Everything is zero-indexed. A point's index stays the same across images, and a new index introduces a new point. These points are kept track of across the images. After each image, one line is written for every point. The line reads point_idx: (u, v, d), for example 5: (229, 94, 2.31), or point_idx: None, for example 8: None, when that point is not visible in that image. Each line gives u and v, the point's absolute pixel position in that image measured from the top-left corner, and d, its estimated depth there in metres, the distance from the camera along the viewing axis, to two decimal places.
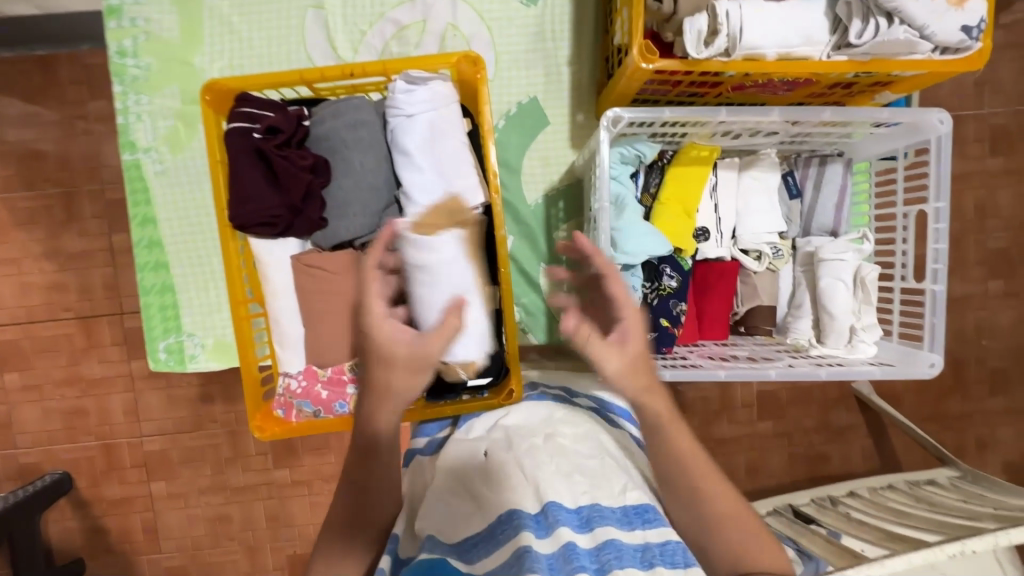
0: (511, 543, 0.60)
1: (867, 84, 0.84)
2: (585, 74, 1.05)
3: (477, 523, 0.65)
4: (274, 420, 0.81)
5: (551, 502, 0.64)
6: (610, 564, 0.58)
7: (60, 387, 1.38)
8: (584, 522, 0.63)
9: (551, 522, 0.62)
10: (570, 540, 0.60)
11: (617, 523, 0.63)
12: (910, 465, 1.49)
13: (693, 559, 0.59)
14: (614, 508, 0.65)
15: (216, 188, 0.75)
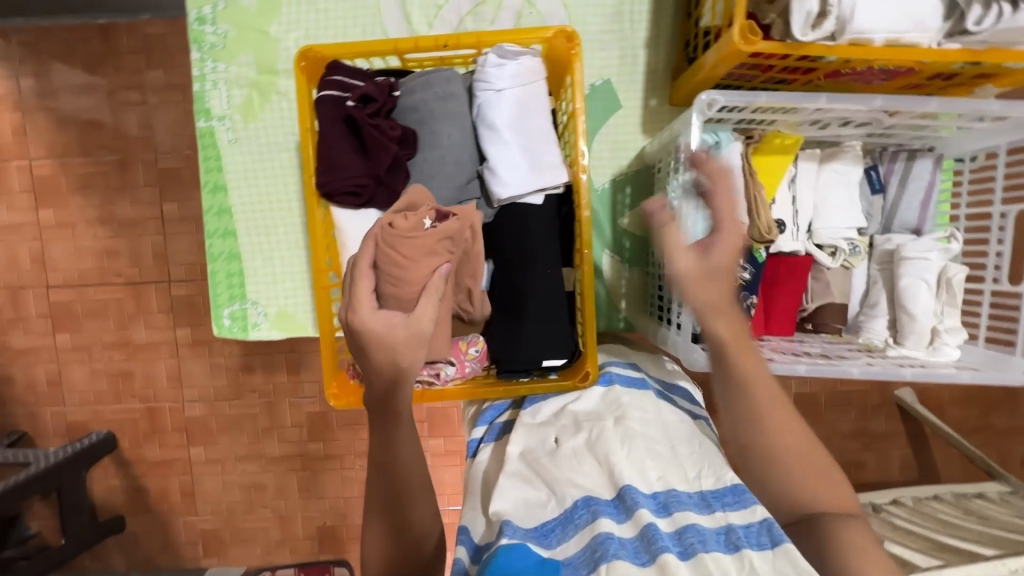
0: (589, 528, 0.57)
1: (969, 77, 0.81)
2: (661, 59, 1.03)
3: (553, 509, 0.63)
4: (349, 388, 0.82)
5: (626, 484, 0.62)
6: (695, 548, 0.55)
7: (109, 350, 1.42)
8: (661, 507, 0.61)
9: (630, 504, 0.60)
10: (651, 520, 0.57)
11: (693, 507, 0.61)
12: (949, 477, 1.46)
13: (781, 536, 0.55)
14: (691, 493, 0.63)
15: (305, 156, 0.75)
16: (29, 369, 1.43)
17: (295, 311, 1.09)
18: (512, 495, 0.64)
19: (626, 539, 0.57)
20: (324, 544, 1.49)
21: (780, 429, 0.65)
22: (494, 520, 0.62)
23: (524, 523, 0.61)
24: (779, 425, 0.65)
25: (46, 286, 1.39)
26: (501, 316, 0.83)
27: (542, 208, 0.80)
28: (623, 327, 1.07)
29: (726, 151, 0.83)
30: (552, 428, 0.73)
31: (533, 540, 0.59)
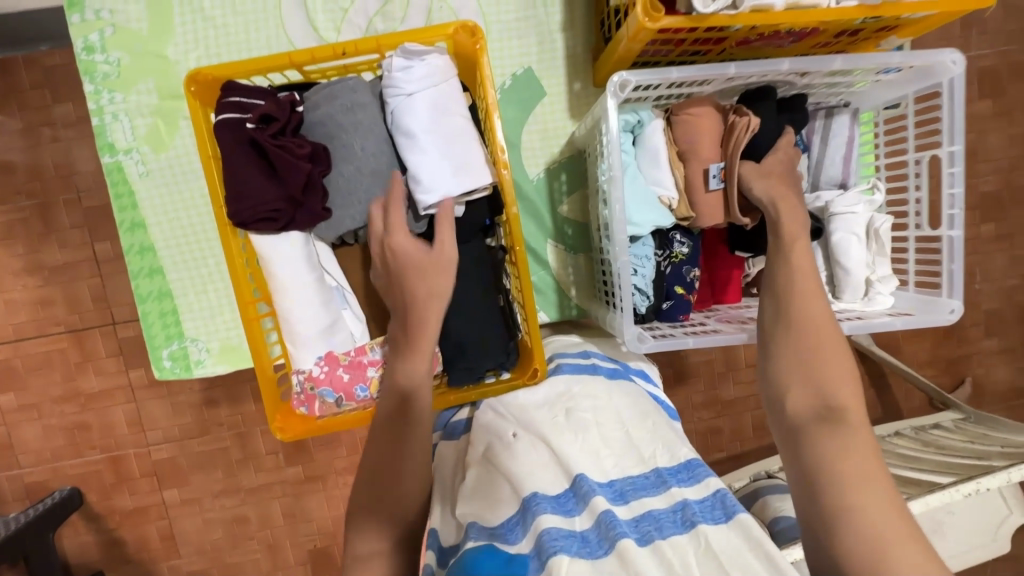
0: (535, 526, 0.58)
1: (873, 30, 0.82)
2: (579, 42, 1.02)
3: (513, 504, 0.63)
4: (297, 419, 0.80)
5: (578, 476, 0.63)
6: (652, 535, 0.57)
7: (61, 402, 1.34)
8: (618, 495, 0.63)
9: (585, 494, 0.61)
10: (607, 510, 0.59)
11: (648, 491, 0.63)
12: (912, 410, 1.51)
13: (734, 507, 0.59)
14: (647, 474, 0.65)
15: (212, 185, 0.72)
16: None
17: (240, 341, 1.04)
18: (474, 497, 0.65)
19: (574, 533, 0.58)
20: (318, 567, 1.45)
21: (827, 348, 0.62)
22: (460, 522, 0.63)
23: (485, 524, 0.61)
24: (827, 344, 0.62)
25: None
26: (453, 316, 0.80)
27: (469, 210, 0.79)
28: (575, 315, 1.07)
29: (649, 130, 0.85)
30: (509, 422, 0.72)
31: (499, 539, 0.59)
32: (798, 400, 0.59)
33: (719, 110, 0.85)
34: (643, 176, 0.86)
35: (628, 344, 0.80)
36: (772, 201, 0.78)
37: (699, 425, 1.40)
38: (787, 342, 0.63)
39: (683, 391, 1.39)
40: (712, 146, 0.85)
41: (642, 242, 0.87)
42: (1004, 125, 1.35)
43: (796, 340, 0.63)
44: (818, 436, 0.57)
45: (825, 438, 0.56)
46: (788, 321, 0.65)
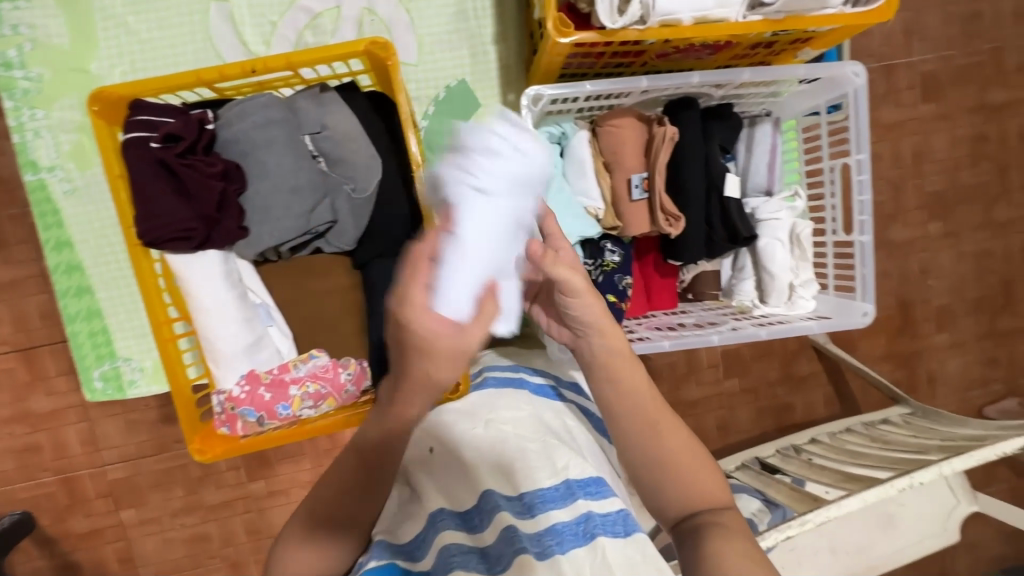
0: (438, 542, 0.63)
1: (787, 42, 0.84)
2: (512, 54, 1.02)
3: (421, 520, 0.66)
4: (218, 439, 0.78)
5: (488, 491, 0.64)
6: (552, 549, 0.57)
7: (9, 424, 1.30)
8: (526, 508, 0.62)
9: (490, 509, 0.63)
10: (508, 526, 0.60)
11: (556, 504, 0.61)
12: (869, 405, 1.55)
13: (634, 525, 0.59)
14: (558, 486, 0.63)
15: (122, 205, 0.71)
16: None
17: None
18: (388, 516, 0.69)
19: (477, 548, 0.62)
20: None
21: (666, 440, 0.65)
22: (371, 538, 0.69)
23: (393, 539, 0.66)
24: (661, 435, 0.65)
25: None
26: (378, 329, 0.80)
27: (395, 224, 0.80)
28: (518, 324, 1.07)
29: (573, 141, 0.87)
30: (428, 434, 0.71)
31: (403, 557, 0.64)
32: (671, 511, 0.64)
33: (642, 120, 0.87)
34: (569, 187, 0.87)
35: (552, 353, 0.81)
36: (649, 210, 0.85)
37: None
38: (636, 451, 0.65)
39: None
40: (635, 160, 0.87)
41: (569, 251, 0.89)
42: (945, 126, 1.40)
43: (643, 445, 0.65)
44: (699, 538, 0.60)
45: (708, 540, 0.59)
46: (623, 425, 0.66)
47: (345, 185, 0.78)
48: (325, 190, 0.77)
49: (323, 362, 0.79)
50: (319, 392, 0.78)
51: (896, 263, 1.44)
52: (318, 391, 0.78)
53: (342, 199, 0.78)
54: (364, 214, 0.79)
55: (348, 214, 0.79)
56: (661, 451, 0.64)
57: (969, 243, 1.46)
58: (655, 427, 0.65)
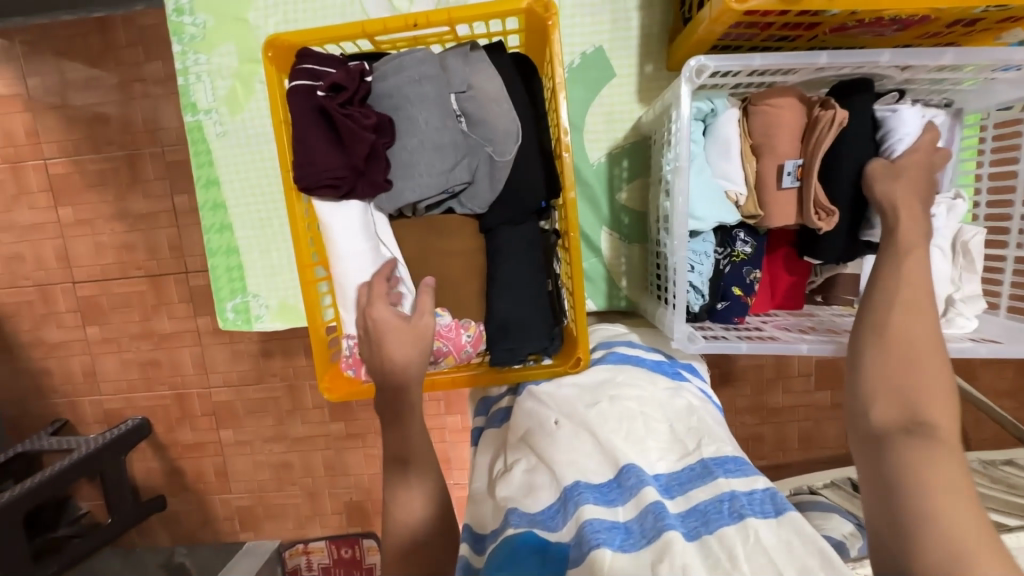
0: (577, 514, 0.58)
1: (995, 20, 0.73)
2: (656, 21, 0.97)
3: (553, 492, 0.63)
4: (344, 381, 0.83)
5: (625, 467, 0.63)
6: (699, 530, 0.55)
7: (137, 340, 1.46)
8: (665, 488, 0.62)
9: (631, 485, 0.61)
10: (655, 501, 0.57)
11: (692, 484, 0.61)
12: (981, 441, 1.40)
13: (785, 504, 0.55)
14: (693, 466, 0.63)
15: (282, 150, 0.75)
16: (63, 360, 1.49)
17: (298, 301, 1.09)
18: (516, 484, 0.66)
19: (618, 523, 0.58)
20: (353, 519, 1.53)
21: (927, 371, 0.56)
22: (502, 504, 0.65)
23: (527, 512, 0.62)
24: (926, 367, 0.56)
25: (73, 282, 1.44)
26: (499, 295, 0.81)
27: (530, 190, 0.79)
28: (624, 307, 1.04)
29: (722, 120, 0.80)
30: (552, 408, 0.72)
31: (539, 525, 0.60)
32: (884, 413, 0.55)
33: (803, 102, 0.79)
34: (711, 168, 0.81)
35: (677, 341, 0.78)
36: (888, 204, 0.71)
37: (741, 430, 1.36)
38: (881, 369, 0.58)
39: (727, 393, 1.35)
40: (790, 145, 0.79)
41: (703, 237, 0.83)
42: None
43: (906, 365, 0.57)
44: (898, 443, 0.53)
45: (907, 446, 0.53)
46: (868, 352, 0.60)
47: (485, 147, 0.77)
48: (466, 150, 0.77)
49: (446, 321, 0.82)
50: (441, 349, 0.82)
51: None
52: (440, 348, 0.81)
53: (480, 162, 0.78)
54: (500, 178, 0.78)
55: (484, 177, 0.79)
56: (921, 380, 0.56)
57: None
58: (920, 360, 0.57)
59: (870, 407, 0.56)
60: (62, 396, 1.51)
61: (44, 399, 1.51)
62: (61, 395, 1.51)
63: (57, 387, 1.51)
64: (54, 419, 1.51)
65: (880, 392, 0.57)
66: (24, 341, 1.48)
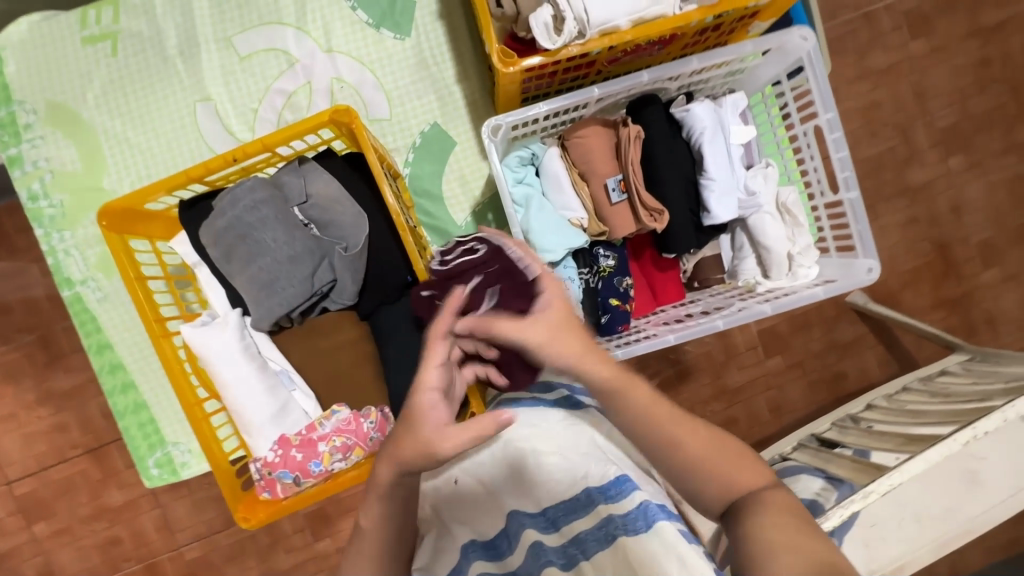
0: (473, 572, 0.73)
1: (733, 20, 0.86)
2: (476, 88, 1.07)
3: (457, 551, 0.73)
4: (261, 504, 0.81)
5: (511, 514, 0.73)
6: (576, 557, 0.68)
7: (91, 522, 1.39)
8: (551, 522, 0.72)
9: (517, 532, 0.72)
10: (534, 544, 0.70)
11: (576, 513, 0.70)
12: (929, 358, 1.46)
13: (655, 517, 0.62)
14: (578, 494, 0.71)
15: (139, 298, 0.77)
16: (16, 570, 1.39)
17: None
18: (432, 550, 0.73)
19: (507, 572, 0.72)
20: None
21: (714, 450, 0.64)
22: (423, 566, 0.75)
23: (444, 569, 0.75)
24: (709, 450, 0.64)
25: (8, 483, 1.37)
26: (395, 375, 0.84)
27: (394, 271, 0.85)
28: None
29: (546, 160, 0.89)
30: (451, 465, 0.74)
31: None
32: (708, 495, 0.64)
33: (608, 127, 0.89)
34: (550, 203, 0.89)
35: (560, 369, 0.83)
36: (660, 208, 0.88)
37: (713, 419, 1.40)
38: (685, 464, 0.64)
39: (689, 388, 1.40)
40: (609, 166, 0.88)
41: (563, 265, 0.91)
42: (944, 59, 1.37)
43: (664, 438, 0.65)
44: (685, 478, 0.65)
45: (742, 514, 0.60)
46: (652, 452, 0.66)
47: (338, 244, 0.83)
48: (321, 252, 0.81)
49: (344, 415, 0.82)
50: (346, 444, 0.81)
51: (923, 207, 1.39)
52: (344, 443, 0.81)
53: (337, 259, 0.82)
54: (360, 268, 0.84)
55: (346, 271, 0.83)
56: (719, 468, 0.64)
57: (997, 171, 1.40)
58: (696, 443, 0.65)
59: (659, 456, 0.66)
60: None
61: None
62: None
63: None
64: None
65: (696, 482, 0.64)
66: None
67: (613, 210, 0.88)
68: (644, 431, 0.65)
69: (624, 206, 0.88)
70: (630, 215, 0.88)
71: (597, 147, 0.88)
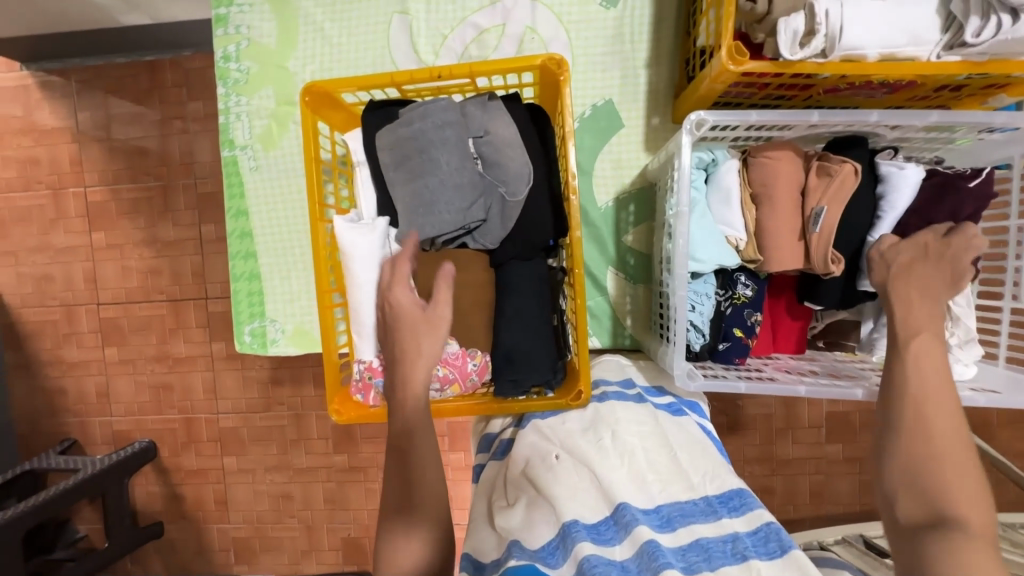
0: (576, 550, 0.61)
1: (979, 86, 0.78)
2: (662, 78, 1.04)
3: (553, 527, 0.66)
4: (353, 404, 0.86)
5: (620, 504, 0.66)
6: (699, 566, 0.59)
7: (153, 362, 1.51)
8: (664, 522, 0.65)
9: (626, 522, 0.63)
10: (650, 540, 0.60)
11: (696, 518, 0.65)
12: (1004, 506, 1.32)
13: (790, 543, 0.59)
14: (695, 501, 0.68)
15: (312, 181, 0.81)
16: (79, 380, 1.54)
17: (313, 327, 1.14)
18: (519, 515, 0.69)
19: (614, 560, 0.61)
20: (349, 556, 1.51)
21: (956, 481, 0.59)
22: (502, 535, 0.68)
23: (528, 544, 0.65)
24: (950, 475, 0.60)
25: (97, 304, 1.51)
26: (506, 326, 0.84)
27: (539, 228, 0.84)
28: (628, 345, 1.07)
29: (722, 170, 0.84)
30: (554, 442, 0.75)
31: (540, 561, 0.62)
32: (907, 508, 0.61)
33: (801, 155, 0.84)
34: (711, 215, 0.85)
35: (678, 378, 0.81)
36: (835, 256, 0.82)
37: (750, 480, 1.32)
38: (905, 460, 0.62)
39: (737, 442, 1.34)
40: (790, 197, 0.83)
41: (703, 279, 0.87)
42: None
43: (930, 484, 0.60)
44: (925, 539, 0.58)
45: (931, 542, 0.58)
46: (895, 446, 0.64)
47: (498, 187, 0.83)
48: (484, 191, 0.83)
49: (454, 350, 0.86)
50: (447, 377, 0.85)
51: None
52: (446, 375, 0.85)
53: (495, 203, 0.84)
54: (511, 218, 0.84)
55: (497, 215, 0.84)
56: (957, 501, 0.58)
57: None
58: (939, 449, 0.61)
59: (895, 505, 0.62)
60: (74, 416, 1.55)
61: (57, 418, 1.55)
62: (73, 415, 1.55)
63: (69, 406, 1.55)
64: (62, 438, 1.55)
65: (903, 484, 0.62)
66: (44, 359, 1.54)
67: (778, 243, 0.84)
68: (904, 432, 0.64)
69: (790, 241, 0.84)
70: (793, 251, 0.84)
71: (787, 174, 0.83)
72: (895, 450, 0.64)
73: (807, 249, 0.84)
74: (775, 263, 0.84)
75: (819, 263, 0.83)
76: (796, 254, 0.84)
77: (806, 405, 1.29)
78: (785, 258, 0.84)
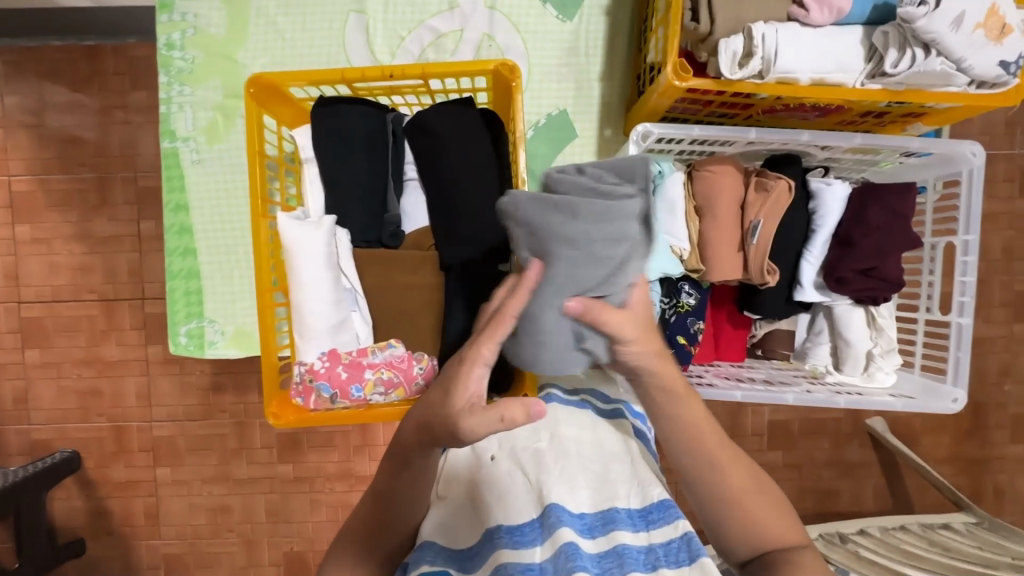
0: (495, 558, 0.62)
1: (899, 114, 0.84)
2: (615, 92, 1.07)
3: (479, 533, 0.68)
4: (291, 408, 0.84)
5: (550, 506, 0.67)
6: (614, 571, 0.60)
7: (80, 366, 1.40)
8: (588, 529, 0.66)
9: (551, 524, 0.64)
10: (569, 542, 0.61)
11: (619, 525, 0.66)
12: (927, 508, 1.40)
13: (699, 551, 0.61)
14: (619, 510, 0.69)
15: (255, 173, 0.79)
16: None
17: (255, 329, 1.09)
18: (449, 516, 0.69)
19: (531, 564, 0.61)
20: (292, 572, 1.44)
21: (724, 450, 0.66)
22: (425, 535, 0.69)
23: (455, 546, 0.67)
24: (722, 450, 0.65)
25: (18, 302, 1.39)
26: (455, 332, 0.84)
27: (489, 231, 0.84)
28: None
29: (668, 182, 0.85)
30: (490, 443, 0.76)
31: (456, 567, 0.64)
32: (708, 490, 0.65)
33: (740, 171, 0.88)
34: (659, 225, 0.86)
35: (620, 383, 0.83)
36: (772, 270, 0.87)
37: None
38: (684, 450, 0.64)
39: None
40: (730, 211, 0.87)
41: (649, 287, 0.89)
42: None
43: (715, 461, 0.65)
44: (721, 511, 0.65)
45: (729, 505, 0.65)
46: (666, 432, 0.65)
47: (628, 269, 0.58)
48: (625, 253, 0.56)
49: (399, 352, 0.84)
50: (391, 380, 0.82)
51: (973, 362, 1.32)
52: (390, 378, 0.82)
53: (583, 266, 0.54)
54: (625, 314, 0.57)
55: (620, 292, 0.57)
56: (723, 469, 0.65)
57: None
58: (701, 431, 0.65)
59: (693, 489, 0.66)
60: None
61: None
62: None
63: None
64: None
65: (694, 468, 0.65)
66: None
67: (718, 255, 0.87)
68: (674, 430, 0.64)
69: (730, 253, 0.87)
70: (732, 263, 0.87)
71: (728, 188, 0.86)
72: (689, 459, 0.65)
73: (744, 261, 0.88)
74: (714, 274, 0.88)
75: (754, 273, 0.87)
76: (733, 266, 0.88)
77: (749, 413, 1.34)
78: (725, 269, 0.87)
